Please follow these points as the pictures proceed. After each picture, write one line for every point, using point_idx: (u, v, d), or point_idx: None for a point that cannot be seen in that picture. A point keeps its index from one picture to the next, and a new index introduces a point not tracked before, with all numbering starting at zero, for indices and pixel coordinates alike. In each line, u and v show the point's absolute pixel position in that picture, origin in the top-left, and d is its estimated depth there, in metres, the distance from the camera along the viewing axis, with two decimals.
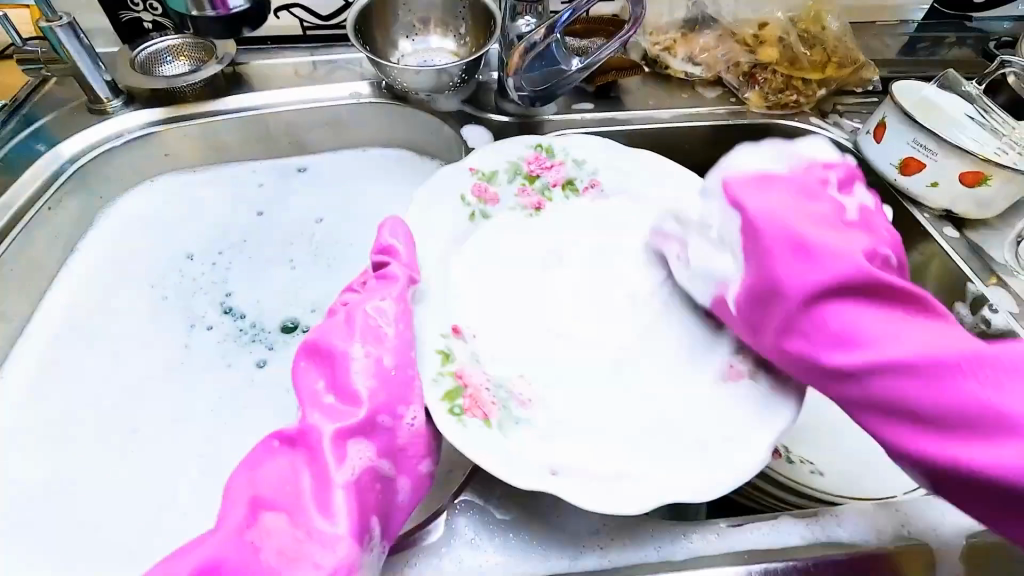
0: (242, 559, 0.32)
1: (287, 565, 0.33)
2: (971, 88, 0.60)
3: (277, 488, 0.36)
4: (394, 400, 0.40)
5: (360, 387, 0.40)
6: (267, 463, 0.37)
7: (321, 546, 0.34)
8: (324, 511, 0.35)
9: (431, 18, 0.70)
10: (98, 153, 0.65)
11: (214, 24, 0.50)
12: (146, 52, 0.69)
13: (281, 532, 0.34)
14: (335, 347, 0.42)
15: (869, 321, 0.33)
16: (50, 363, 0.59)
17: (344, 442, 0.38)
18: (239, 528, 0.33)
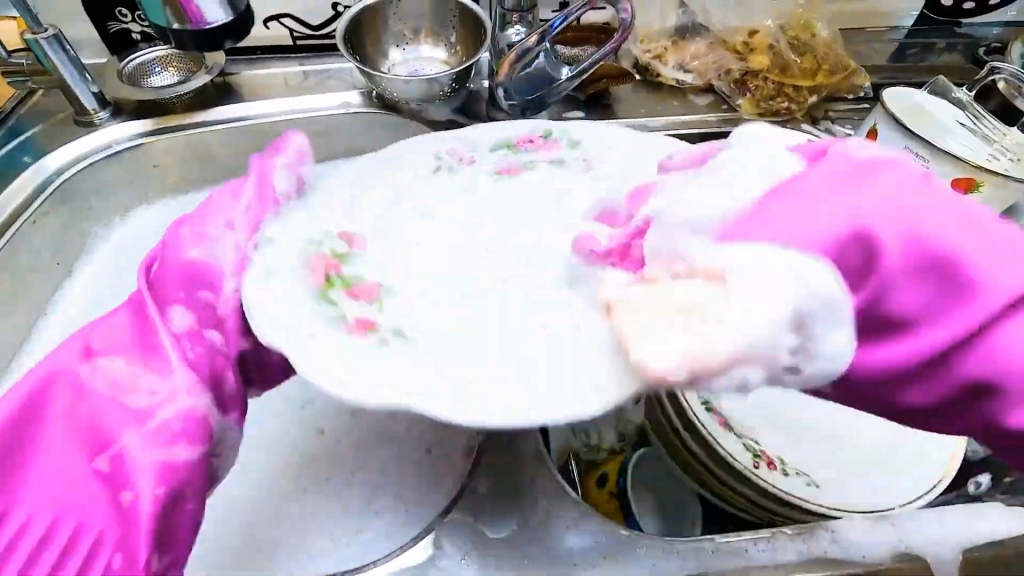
0: (71, 391, 0.35)
1: (117, 398, 0.35)
2: (961, 95, 0.60)
3: (108, 337, 0.37)
4: (223, 269, 0.38)
5: (192, 256, 0.39)
6: (101, 320, 0.38)
7: (137, 389, 0.35)
8: (140, 357, 0.36)
9: (421, 28, 0.70)
10: (83, 166, 0.65)
11: (193, 37, 0.50)
12: (134, 63, 0.68)
13: (117, 370, 0.35)
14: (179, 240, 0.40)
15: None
16: None
17: (170, 304, 0.38)
18: (73, 363, 0.36)
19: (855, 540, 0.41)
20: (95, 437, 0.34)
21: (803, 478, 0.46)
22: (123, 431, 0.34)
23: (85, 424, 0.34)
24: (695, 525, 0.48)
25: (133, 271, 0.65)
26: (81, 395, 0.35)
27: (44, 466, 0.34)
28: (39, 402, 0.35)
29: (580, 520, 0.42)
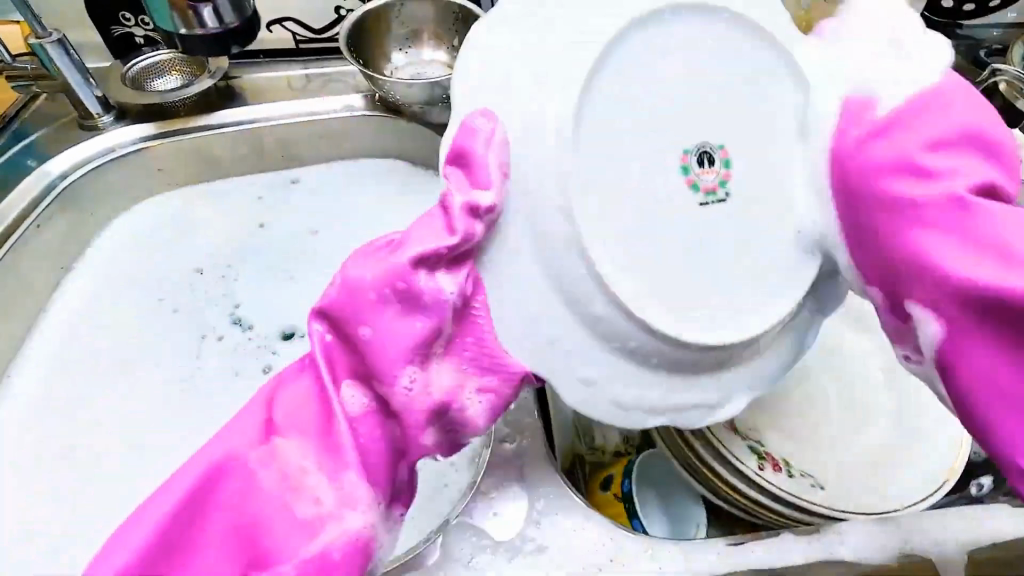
0: (244, 481, 0.30)
1: (287, 497, 0.30)
2: None
3: (291, 414, 0.31)
4: (407, 357, 0.32)
5: (384, 335, 0.31)
6: (282, 385, 0.32)
7: (318, 495, 0.30)
8: (328, 457, 0.31)
9: (423, 31, 0.70)
10: (88, 170, 0.65)
11: (204, 43, 0.50)
12: (137, 67, 0.69)
13: (292, 460, 0.30)
14: (355, 277, 0.32)
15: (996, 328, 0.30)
16: (42, 382, 0.59)
17: (345, 383, 0.32)
18: (250, 446, 0.30)
19: (860, 541, 0.41)
20: (256, 534, 0.30)
21: (807, 480, 0.47)
22: (293, 534, 0.30)
23: (252, 522, 0.30)
24: (700, 528, 0.48)
25: (124, 263, 0.66)
26: (252, 487, 0.30)
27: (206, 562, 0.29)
28: (201, 490, 0.29)
29: (586, 522, 0.42)
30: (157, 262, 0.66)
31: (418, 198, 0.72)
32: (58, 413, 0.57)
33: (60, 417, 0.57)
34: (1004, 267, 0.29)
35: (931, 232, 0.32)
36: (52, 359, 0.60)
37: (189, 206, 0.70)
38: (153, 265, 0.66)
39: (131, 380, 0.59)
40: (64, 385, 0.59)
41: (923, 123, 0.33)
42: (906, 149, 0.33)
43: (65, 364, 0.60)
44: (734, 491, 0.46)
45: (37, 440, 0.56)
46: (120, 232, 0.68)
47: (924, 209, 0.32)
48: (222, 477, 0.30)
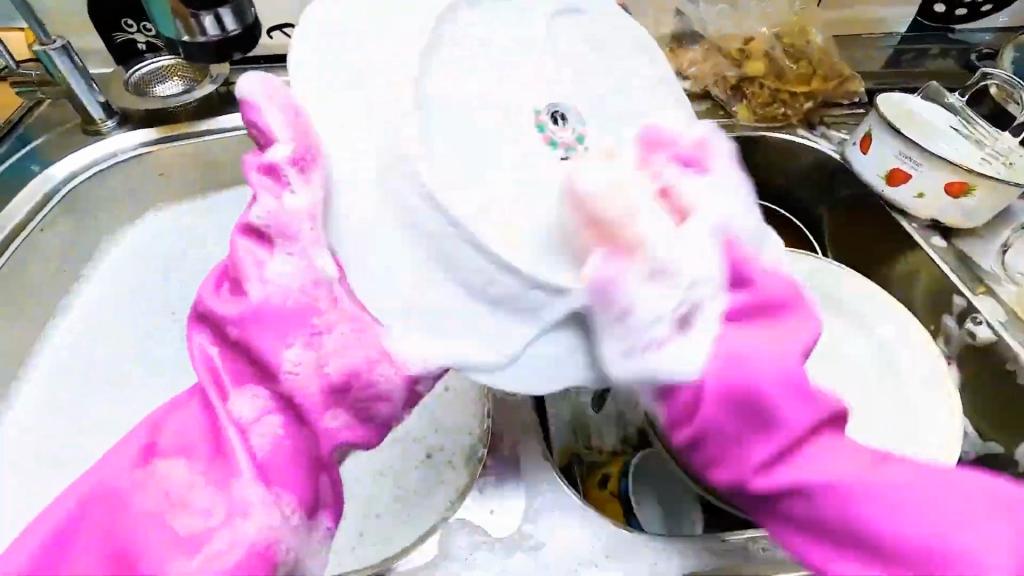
0: (116, 506, 0.31)
1: (168, 512, 0.30)
2: (954, 100, 0.61)
3: (175, 436, 0.32)
4: (272, 339, 0.32)
5: (244, 330, 0.32)
6: (173, 408, 0.34)
7: (198, 513, 0.30)
8: (215, 469, 0.31)
9: None
10: (91, 174, 0.66)
11: (203, 49, 0.51)
12: (140, 73, 0.70)
13: (176, 476, 0.31)
14: (220, 293, 0.34)
15: (899, 520, 0.29)
16: (44, 383, 0.60)
17: (231, 393, 0.33)
18: (127, 470, 0.31)
19: None
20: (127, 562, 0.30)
21: None
22: (182, 541, 0.30)
23: (123, 536, 0.30)
24: (695, 525, 0.49)
25: (131, 265, 0.67)
26: (127, 511, 0.30)
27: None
28: (88, 511, 0.31)
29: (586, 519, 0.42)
30: (162, 264, 0.68)
31: None
32: (64, 413, 0.58)
33: (66, 416, 0.58)
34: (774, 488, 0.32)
35: (789, 399, 0.31)
36: (54, 360, 0.61)
37: (192, 211, 0.71)
38: (161, 270, 0.67)
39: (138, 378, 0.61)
40: (65, 388, 0.60)
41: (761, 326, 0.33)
42: (735, 437, 0.32)
43: (66, 366, 0.61)
44: None
45: (42, 439, 0.57)
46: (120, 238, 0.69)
47: (751, 456, 0.32)
48: (101, 504, 0.31)
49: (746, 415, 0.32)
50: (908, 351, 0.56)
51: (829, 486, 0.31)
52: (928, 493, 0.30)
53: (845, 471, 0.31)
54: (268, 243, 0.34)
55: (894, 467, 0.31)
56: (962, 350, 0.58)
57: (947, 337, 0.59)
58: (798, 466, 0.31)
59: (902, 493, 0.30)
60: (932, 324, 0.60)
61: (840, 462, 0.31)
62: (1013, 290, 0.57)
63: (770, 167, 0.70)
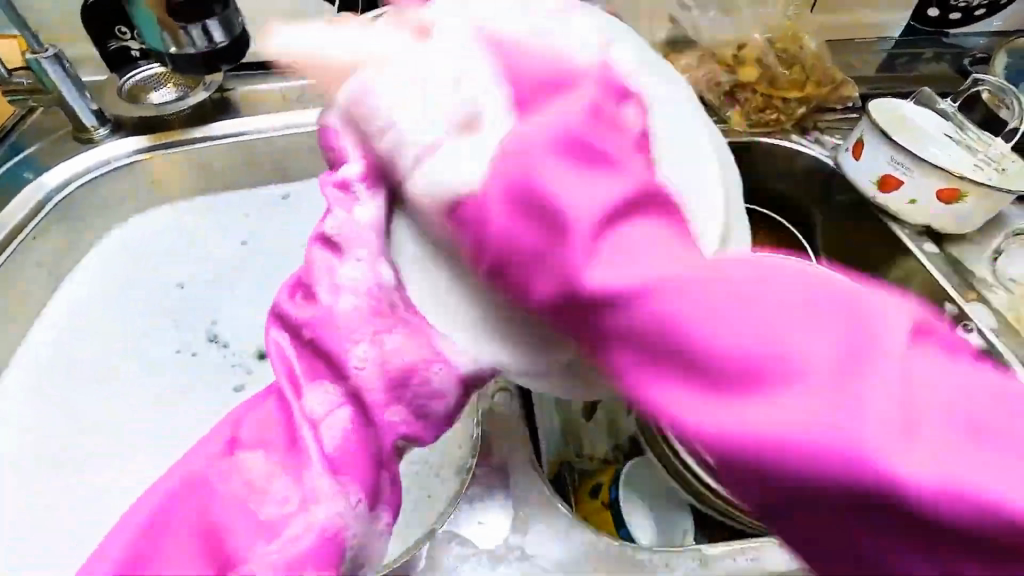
0: (202, 496, 0.34)
1: (248, 498, 0.35)
2: (946, 106, 0.61)
3: (254, 430, 0.37)
4: (339, 343, 0.38)
5: (315, 336, 0.39)
6: (253, 408, 0.39)
7: (276, 498, 0.35)
8: (292, 458, 0.36)
9: None
10: (85, 182, 0.66)
11: (188, 61, 0.51)
12: (134, 81, 0.70)
13: (259, 464, 0.36)
14: (295, 308, 0.40)
15: (738, 321, 0.20)
16: (40, 388, 0.60)
17: (303, 390, 0.37)
18: (217, 460, 0.36)
19: None
20: (213, 545, 0.33)
21: None
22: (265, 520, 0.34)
23: (210, 521, 0.34)
24: (687, 535, 0.49)
25: (125, 271, 0.68)
26: (212, 498, 0.34)
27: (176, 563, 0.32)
28: (180, 499, 0.34)
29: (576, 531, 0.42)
30: (156, 269, 0.68)
31: None
32: (61, 417, 0.59)
33: (63, 420, 0.59)
34: (710, 405, 0.21)
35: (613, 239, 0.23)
36: (50, 364, 0.61)
37: (190, 213, 0.72)
38: (155, 275, 0.68)
39: (135, 381, 0.62)
40: (60, 390, 0.60)
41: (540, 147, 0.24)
42: (531, 243, 0.24)
43: (61, 370, 0.61)
44: (718, 499, 0.47)
45: (39, 444, 0.57)
46: (119, 241, 0.70)
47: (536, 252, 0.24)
48: (188, 494, 0.34)
49: (615, 281, 0.22)
50: None
51: (735, 308, 0.21)
52: (801, 303, 0.20)
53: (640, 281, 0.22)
54: (339, 252, 0.40)
55: (789, 279, 0.21)
56: None
57: None
58: (614, 301, 0.22)
59: (806, 289, 0.21)
60: None
61: (643, 263, 0.22)
62: (1005, 296, 0.58)
63: (763, 172, 0.70)
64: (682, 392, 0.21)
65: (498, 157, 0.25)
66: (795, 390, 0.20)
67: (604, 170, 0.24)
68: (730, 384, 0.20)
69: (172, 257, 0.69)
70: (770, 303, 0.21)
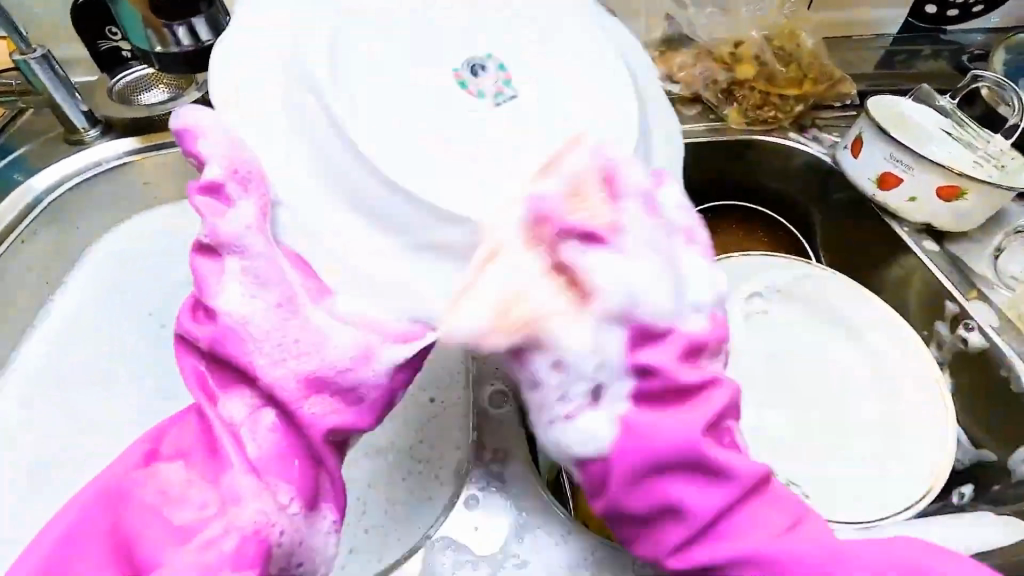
0: (118, 505, 0.32)
1: (165, 505, 0.32)
2: (945, 103, 0.61)
3: (176, 439, 0.34)
4: (247, 346, 0.35)
5: (216, 339, 0.35)
6: (173, 419, 0.36)
7: (192, 506, 0.32)
8: (213, 464, 0.33)
9: None
10: (76, 183, 0.65)
11: (179, 61, 0.50)
12: (125, 81, 0.69)
13: (175, 476, 0.32)
14: (198, 316, 0.36)
15: (749, 537, 0.35)
16: (29, 392, 0.59)
17: (221, 397, 0.35)
18: (132, 471, 0.33)
19: None
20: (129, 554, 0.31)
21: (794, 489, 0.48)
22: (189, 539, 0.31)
23: (125, 530, 0.31)
24: None
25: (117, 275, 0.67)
26: (127, 510, 0.31)
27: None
28: (87, 519, 0.32)
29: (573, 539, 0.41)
30: (151, 271, 0.67)
31: None
32: (53, 420, 0.58)
33: (55, 423, 0.57)
34: (717, 546, 0.35)
35: (679, 478, 0.35)
36: (41, 367, 0.60)
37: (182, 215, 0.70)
38: (148, 275, 0.67)
39: (128, 384, 0.60)
40: (51, 394, 0.59)
41: (660, 437, 0.34)
42: (650, 507, 0.35)
43: (51, 374, 0.60)
44: None
45: (30, 448, 0.56)
46: (107, 246, 0.68)
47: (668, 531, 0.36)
48: (105, 505, 0.32)
49: (704, 487, 0.35)
50: (900, 358, 0.55)
51: (751, 521, 0.35)
52: (786, 535, 0.35)
53: (725, 509, 0.35)
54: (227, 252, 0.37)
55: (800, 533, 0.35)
56: (955, 355, 0.58)
57: (940, 343, 0.59)
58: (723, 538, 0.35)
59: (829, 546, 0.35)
60: (925, 329, 0.60)
61: (710, 497, 0.35)
62: (1009, 296, 0.57)
63: (761, 170, 0.69)
64: (726, 565, 0.35)
65: (620, 437, 0.35)
66: (770, 568, 0.34)
67: (691, 423, 0.35)
68: (724, 538, 0.35)
69: (164, 258, 0.67)
70: (761, 522, 0.36)
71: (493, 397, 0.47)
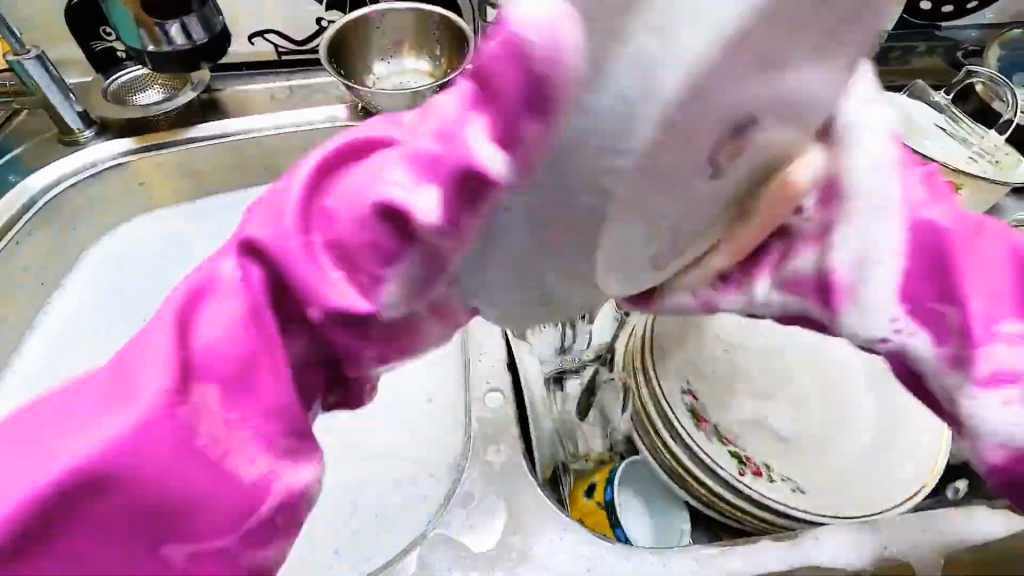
0: (157, 443, 0.27)
1: (221, 453, 0.27)
2: (939, 98, 0.61)
3: (222, 360, 0.27)
4: (347, 292, 0.27)
5: (314, 280, 0.27)
6: (206, 326, 0.28)
7: (248, 460, 0.28)
8: (273, 413, 0.28)
9: (404, 42, 0.71)
10: (72, 183, 0.65)
11: (173, 60, 0.51)
12: (120, 82, 0.69)
13: (220, 414, 0.27)
14: (281, 218, 0.27)
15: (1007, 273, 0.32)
16: (27, 392, 0.59)
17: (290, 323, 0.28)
18: (166, 404, 0.27)
19: None
20: (169, 509, 0.27)
21: (789, 484, 0.46)
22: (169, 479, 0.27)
23: (163, 476, 0.27)
24: (683, 535, 0.48)
25: (114, 276, 0.67)
26: (172, 451, 0.27)
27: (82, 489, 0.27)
28: (109, 454, 0.27)
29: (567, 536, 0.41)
30: (149, 271, 0.67)
31: None
32: None
33: None
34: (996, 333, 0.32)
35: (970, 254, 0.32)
36: (38, 368, 0.60)
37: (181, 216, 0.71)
38: (146, 276, 0.67)
39: None
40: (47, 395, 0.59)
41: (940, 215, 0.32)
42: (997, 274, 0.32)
43: (48, 374, 0.60)
44: (714, 496, 0.46)
45: None
46: (109, 246, 0.69)
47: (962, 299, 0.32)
48: (138, 448, 0.27)
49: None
50: None
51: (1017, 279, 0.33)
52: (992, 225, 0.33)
53: (990, 260, 0.32)
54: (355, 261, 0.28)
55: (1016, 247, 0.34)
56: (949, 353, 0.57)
57: None
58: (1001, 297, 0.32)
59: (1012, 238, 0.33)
60: None
61: (983, 256, 0.32)
62: None
63: None
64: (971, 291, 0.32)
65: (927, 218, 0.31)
66: (995, 250, 0.32)
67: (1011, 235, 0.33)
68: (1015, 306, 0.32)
69: (162, 258, 0.68)
70: (999, 236, 0.33)
71: (489, 394, 0.48)
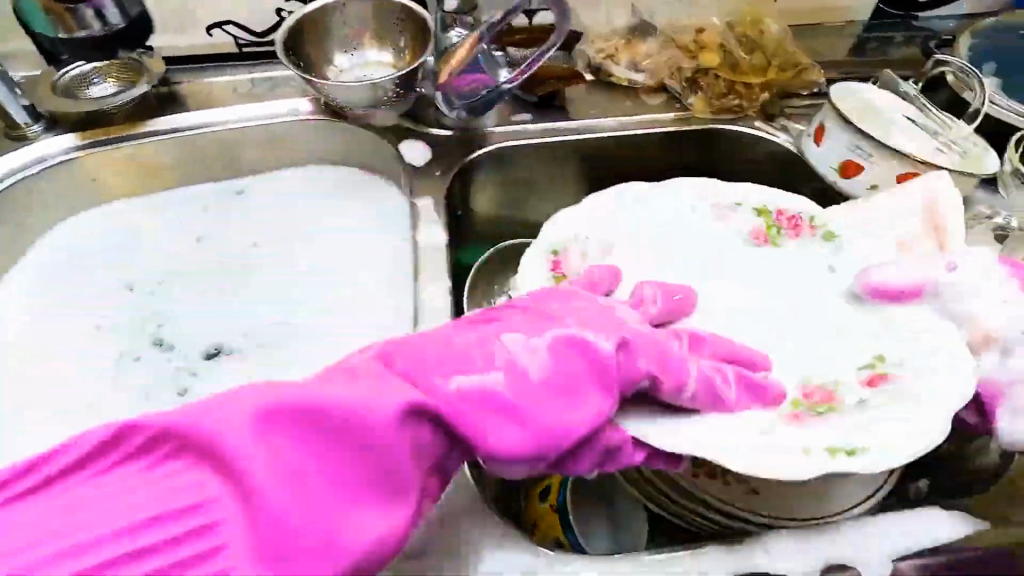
0: (386, 523, 0.35)
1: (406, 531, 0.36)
2: (910, 88, 0.61)
3: (424, 444, 0.36)
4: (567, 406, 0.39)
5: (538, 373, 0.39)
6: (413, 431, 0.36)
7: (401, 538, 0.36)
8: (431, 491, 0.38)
9: (365, 32, 0.69)
10: (21, 178, 0.63)
11: None
12: (70, 75, 0.67)
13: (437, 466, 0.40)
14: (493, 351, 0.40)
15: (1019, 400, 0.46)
16: None
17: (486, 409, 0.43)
18: (395, 503, 0.36)
19: (791, 555, 0.42)
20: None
21: (743, 485, 0.45)
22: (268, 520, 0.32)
23: (364, 550, 0.34)
24: (641, 538, 0.48)
25: (59, 275, 0.64)
26: (385, 539, 0.35)
27: (248, 504, 0.33)
28: (335, 538, 0.33)
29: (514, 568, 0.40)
30: (95, 272, 0.65)
31: (365, 200, 0.70)
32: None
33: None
34: None
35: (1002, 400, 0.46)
36: None
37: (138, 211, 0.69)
38: (99, 272, 0.65)
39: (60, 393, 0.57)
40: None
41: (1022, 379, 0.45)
42: None
43: None
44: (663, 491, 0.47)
45: None
46: (54, 243, 0.66)
47: None
48: (382, 538, 0.34)
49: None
50: None
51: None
52: None
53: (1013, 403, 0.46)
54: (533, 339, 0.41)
55: None
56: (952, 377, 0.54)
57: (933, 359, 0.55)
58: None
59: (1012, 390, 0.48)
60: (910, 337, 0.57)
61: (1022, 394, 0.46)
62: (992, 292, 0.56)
63: (725, 161, 0.68)
64: None
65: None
66: None
67: None
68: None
69: (111, 255, 0.66)
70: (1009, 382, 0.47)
71: None
